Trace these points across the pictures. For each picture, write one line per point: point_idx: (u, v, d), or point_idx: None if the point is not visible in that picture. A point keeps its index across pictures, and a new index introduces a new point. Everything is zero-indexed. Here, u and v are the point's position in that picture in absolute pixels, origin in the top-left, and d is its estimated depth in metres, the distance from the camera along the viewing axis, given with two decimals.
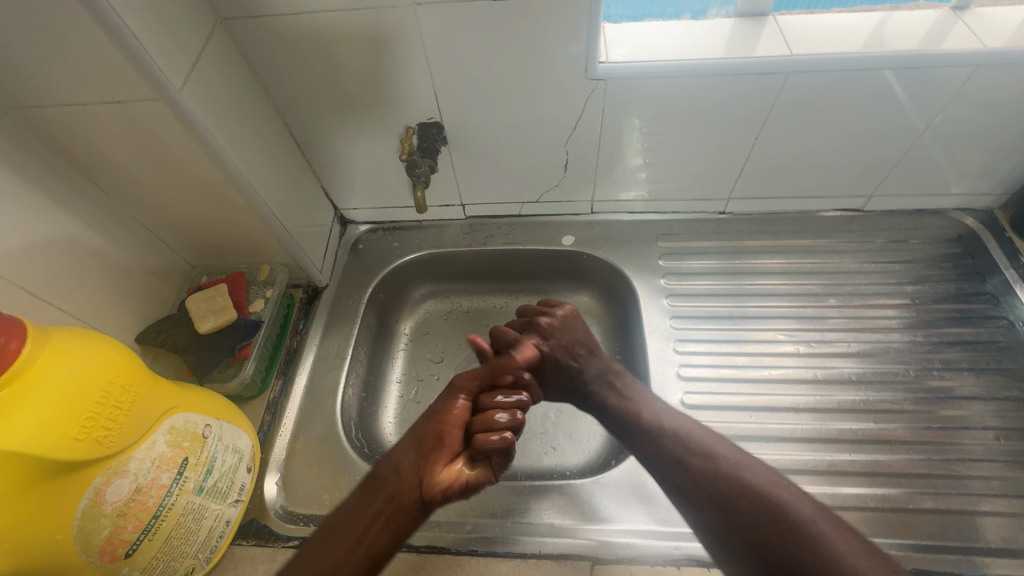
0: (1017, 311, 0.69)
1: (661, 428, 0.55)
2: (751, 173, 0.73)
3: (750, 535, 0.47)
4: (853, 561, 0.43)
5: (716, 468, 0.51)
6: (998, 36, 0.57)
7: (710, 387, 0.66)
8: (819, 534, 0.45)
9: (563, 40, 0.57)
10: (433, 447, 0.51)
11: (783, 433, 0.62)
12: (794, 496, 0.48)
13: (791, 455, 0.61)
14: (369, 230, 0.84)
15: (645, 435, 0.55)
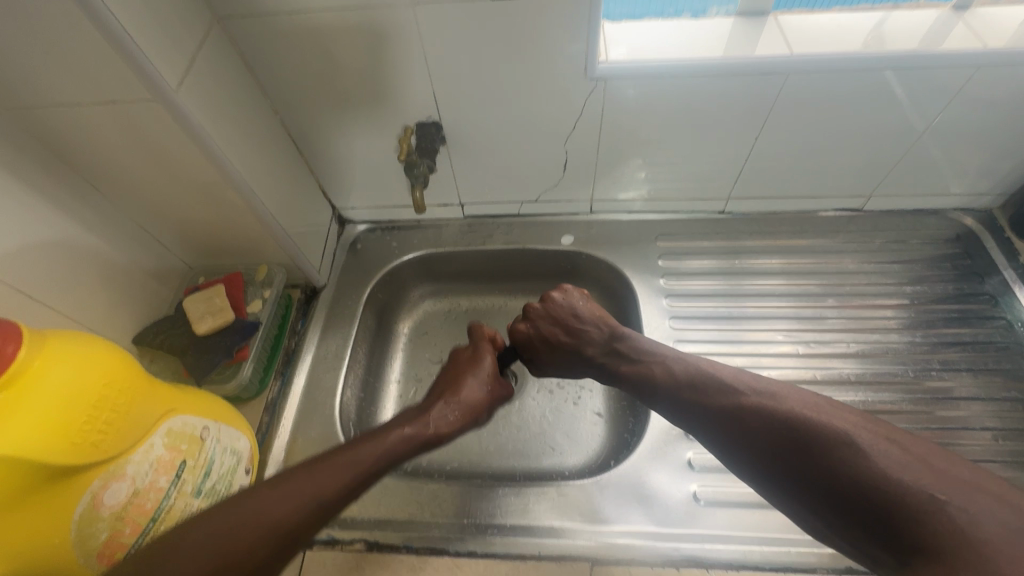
0: (1015, 311, 0.69)
1: (671, 375, 0.54)
2: (750, 172, 0.73)
3: (784, 467, 0.44)
4: (898, 472, 0.38)
5: (735, 402, 0.48)
6: (998, 36, 0.57)
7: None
8: (853, 450, 0.40)
9: (562, 39, 0.56)
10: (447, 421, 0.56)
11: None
12: (833, 412, 0.44)
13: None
14: (367, 230, 0.84)
15: (659, 384, 0.55)
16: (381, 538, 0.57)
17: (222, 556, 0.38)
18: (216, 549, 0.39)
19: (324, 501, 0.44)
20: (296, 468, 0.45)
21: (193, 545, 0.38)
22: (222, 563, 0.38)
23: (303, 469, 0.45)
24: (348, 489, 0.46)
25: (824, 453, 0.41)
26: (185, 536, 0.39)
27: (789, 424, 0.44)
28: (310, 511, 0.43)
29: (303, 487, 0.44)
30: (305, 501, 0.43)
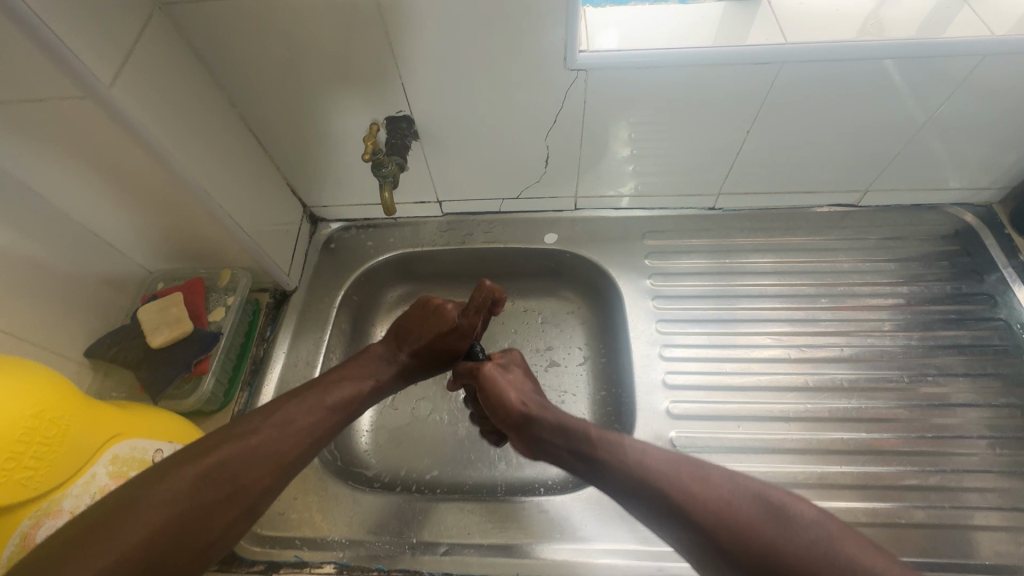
0: (1014, 311, 0.67)
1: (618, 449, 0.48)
2: (742, 167, 0.69)
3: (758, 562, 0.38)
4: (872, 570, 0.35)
5: (687, 487, 0.44)
6: (1005, 21, 0.53)
7: (697, 394, 0.64)
8: (832, 539, 0.38)
9: (538, 27, 0.52)
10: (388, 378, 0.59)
11: (772, 444, 0.60)
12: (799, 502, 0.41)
13: (780, 467, 0.59)
14: (341, 228, 0.80)
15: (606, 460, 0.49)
16: (352, 559, 0.54)
17: (234, 486, 0.43)
18: (229, 480, 0.43)
19: (314, 442, 0.50)
20: (291, 407, 0.49)
21: (207, 475, 0.42)
22: (233, 490, 0.43)
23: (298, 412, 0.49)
24: (329, 432, 0.52)
25: (796, 543, 0.38)
26: (196, 468, 0.42)
27: (750, 511, 0.41)
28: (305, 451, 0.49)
29: (301, 428, 0.48)
30: (302, 441, 0.48)
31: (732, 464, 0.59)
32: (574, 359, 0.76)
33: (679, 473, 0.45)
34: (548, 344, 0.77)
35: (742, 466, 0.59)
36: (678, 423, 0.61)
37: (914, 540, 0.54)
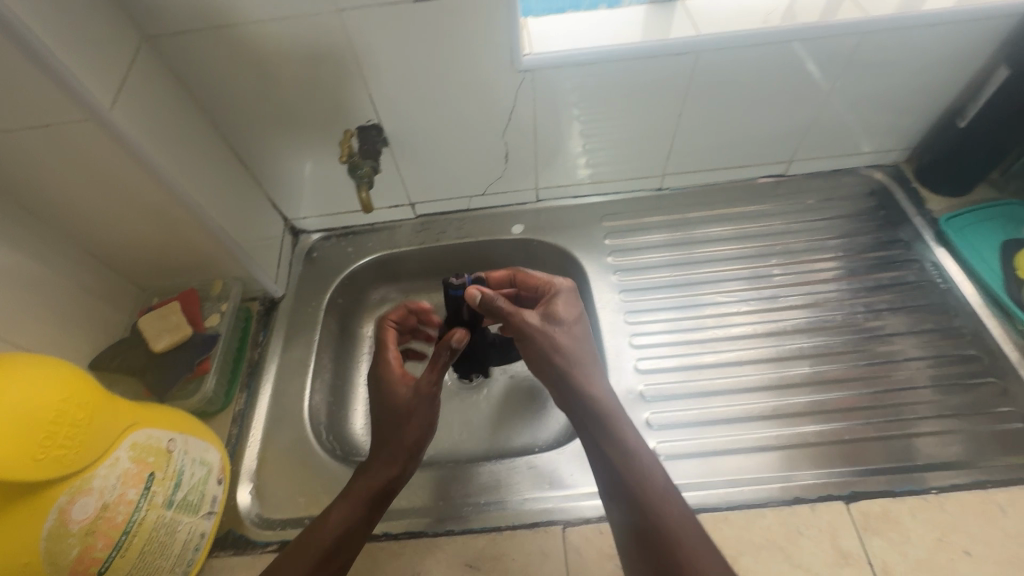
0: (927, 253, 0.75)
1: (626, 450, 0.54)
2: (680, 148, 0.77)
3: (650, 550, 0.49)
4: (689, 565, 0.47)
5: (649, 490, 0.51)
6: (878, 4, 0.63)
7: (661, 353, 0.70)
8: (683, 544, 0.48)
9: (485, 38, 0.60)
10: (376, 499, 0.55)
11: (732, 388, 0.67)
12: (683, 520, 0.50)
13: (741, 405, 0.65)
14: (321, 238, 0.85)
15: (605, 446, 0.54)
16: None
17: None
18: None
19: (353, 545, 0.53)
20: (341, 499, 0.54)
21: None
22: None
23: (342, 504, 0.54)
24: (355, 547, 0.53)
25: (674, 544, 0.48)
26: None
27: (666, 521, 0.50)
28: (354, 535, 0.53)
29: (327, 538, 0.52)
30: (354, 530, 0.53)
31: (697, 407, 0.65)
32: None
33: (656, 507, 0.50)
34: None
35: (707, 407, 0.65)
36: (646, 378, 0.68)
37: (862, 452, 0.61)
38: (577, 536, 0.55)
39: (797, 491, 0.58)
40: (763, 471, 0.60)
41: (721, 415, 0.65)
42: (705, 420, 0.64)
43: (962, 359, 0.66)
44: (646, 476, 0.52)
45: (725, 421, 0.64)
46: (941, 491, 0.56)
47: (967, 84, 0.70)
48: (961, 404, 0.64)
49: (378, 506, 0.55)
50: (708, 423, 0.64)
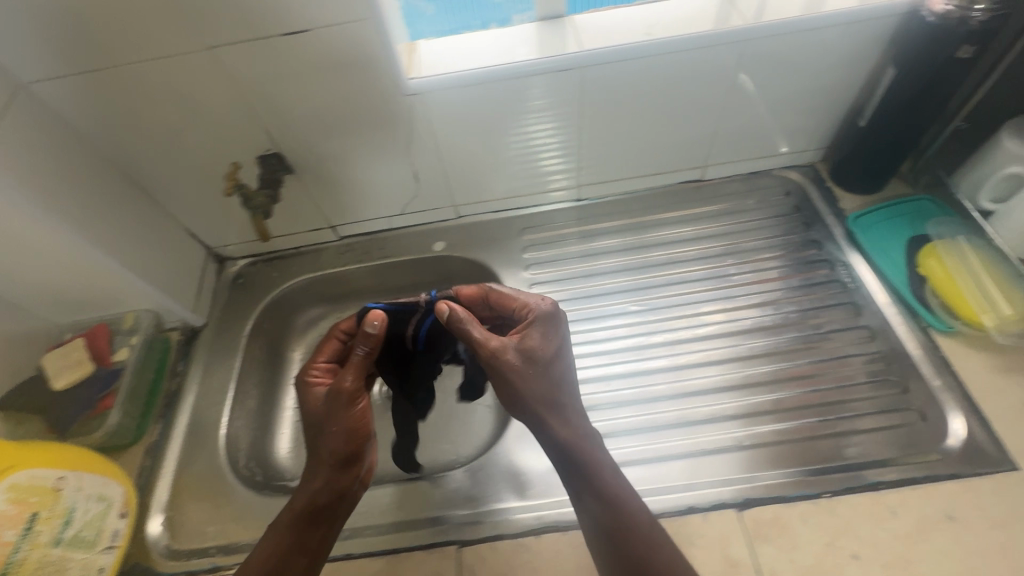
0: (835, 252, 0.74)
1: (614, 486, 0.52)
2: (589, 159, 0.78)
3: None
4: None
5: (639, 529, 0.50)
6: (757, 11, 0.64)
7: (614, 357, 0.70)
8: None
9: (366, 64, 0.61)
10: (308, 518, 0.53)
11: (695, 389, 0.66)
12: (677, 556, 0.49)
13: (705, 407, 0.65)
14: (247, 264, 0.86)
15: (596, 483, 0.52)
16: None
17: None
18: None
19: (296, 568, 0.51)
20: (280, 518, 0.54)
21: None
22: None
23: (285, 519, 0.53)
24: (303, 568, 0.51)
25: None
26: None
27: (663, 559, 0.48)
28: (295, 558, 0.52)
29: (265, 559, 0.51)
30: (298, 552, 0.52)
31: (602, 419, 0.64)
32: None
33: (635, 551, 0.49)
34: None
35: (612, 419, 0.64)
36: (604, 385, 0.67)
37: (763, 456, 0.60)
38: (471, 554, 0.56)
39: (693, 499, 0.57)
40: (662, 483, 0.59)
41: (624, 426, 0.63)
42: (610, 432, 0.63)
43: (867, 358, 0.65)
44: (620, 518, 0.50)
45: (629, 433, 0.63)
46: (833, 495, 0.55)
47: (863, 85, 0.71)
48: (861, 403, 0.62)
49: (314, 527, 0.53)
50: (614, 435, 0.63)
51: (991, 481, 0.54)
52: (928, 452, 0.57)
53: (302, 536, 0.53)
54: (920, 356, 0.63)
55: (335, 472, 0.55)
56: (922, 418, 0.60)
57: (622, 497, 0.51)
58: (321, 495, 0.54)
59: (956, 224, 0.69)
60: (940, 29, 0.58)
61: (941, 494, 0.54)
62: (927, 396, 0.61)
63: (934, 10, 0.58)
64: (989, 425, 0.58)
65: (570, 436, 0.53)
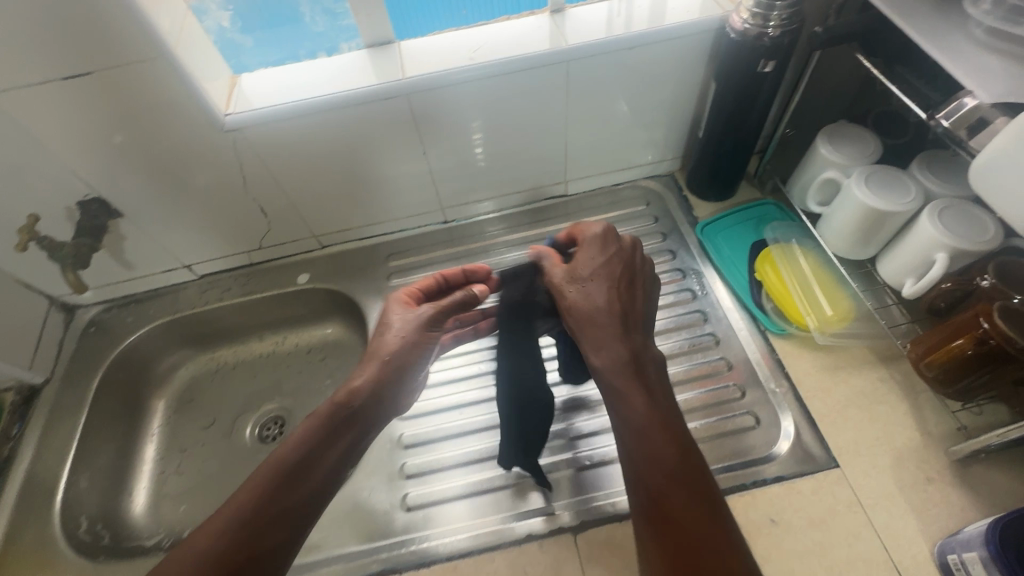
0: (686, 260, 0.76)
1: (651, 406, 0.43)
2: (445, 182, 0.77)
3: (677, 527, 0.38)
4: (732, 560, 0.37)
5: (681, 457, 0.41)
6: (581, 31, 0.64)
7: None
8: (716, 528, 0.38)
9: (174, 101, 0.58)
10: (294, 469, 0.44)
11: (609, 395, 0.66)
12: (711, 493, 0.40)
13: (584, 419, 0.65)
14: (100, 310, 0.81)
15: (631, 400, 0.43)
16: None
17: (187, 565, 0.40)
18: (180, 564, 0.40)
19: (267, 520, 0.42)
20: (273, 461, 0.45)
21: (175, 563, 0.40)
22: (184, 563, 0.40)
23: (268, 469, 0.44)
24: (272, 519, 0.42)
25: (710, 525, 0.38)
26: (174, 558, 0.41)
27: (695, 493, 0.40)
28: (273, 515, 0.43)
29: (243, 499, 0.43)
30: (275, 504, 0.43)
31: (452, 448, 0.64)
32: None
33: (664, 485, 0.40)
34: (330, 376, 0.83)
35: (462, 448, 0.64)
36: (489, 402, 0.68)
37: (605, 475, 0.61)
38: None
39: (532, 526, 0.58)
40: (504, 510, 0.59)
41: (474, 455, 0.64)
42: (459, 461, 0.63)
43: (710, 364, 0.66)
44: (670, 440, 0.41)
45: (477, 461, 0.63)
46: None
47: (698, 94, 0.73)
48: (701, 411, 0.63)
49: (294, 483, 0.44)
50: (462, 464, 0.63)
51: (814, 481, 0.56)
52: (758, 457, 0.59)
53: (281, 483, 0.44)
54: (757, 361, 0.65)
55: (347, 406, 0.48)
56: (757, 423, 0.61)
57: (657, 425, 0.42)
58: (334, 432, 0.47)
59: (793, 229, 0.73)
60: (739, 45, 0.59)
61: (767, 498, 0.55)
62: (762, 400, 0.63)
63: (734, 29, 0.59)
64: (815, 425, 0.60)
65: (608, 356, 0.46)
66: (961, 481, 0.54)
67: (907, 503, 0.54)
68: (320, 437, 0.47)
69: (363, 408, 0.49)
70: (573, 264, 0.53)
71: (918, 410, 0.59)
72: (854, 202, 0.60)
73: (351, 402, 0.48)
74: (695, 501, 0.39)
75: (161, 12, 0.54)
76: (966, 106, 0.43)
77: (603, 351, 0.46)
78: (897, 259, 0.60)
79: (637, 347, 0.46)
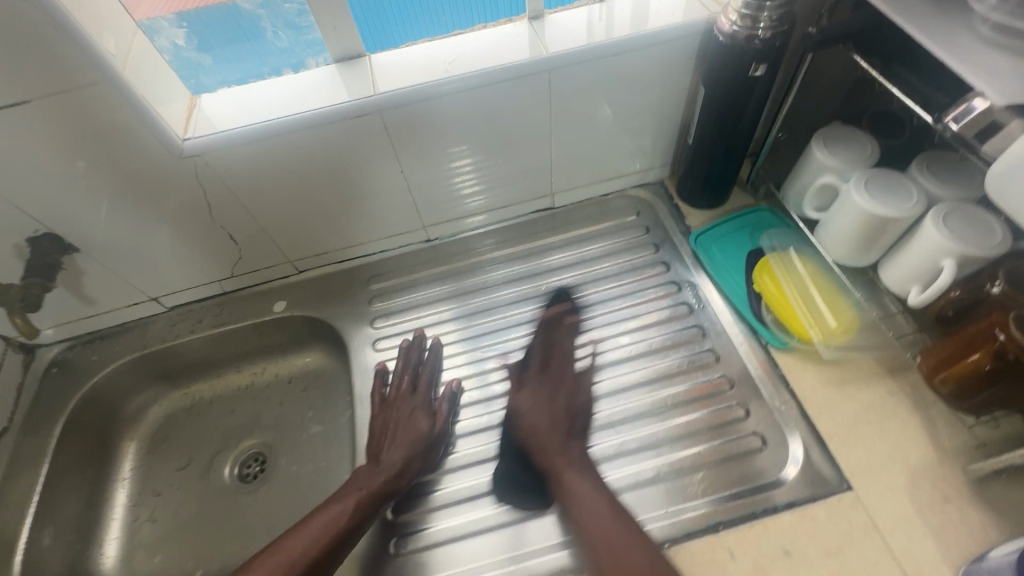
0: (680, 272, 0.73)
1: (589, 476, 0.57)
2: (425, 200, 0.74)
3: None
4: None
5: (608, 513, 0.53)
6: (561, 38, 0.61)
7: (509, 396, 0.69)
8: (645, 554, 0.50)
9: (127, 126, 0.54)
10: (345, 525, 0.56)
11: (599, 421, 0.64)
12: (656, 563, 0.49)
13: None
14: (63, 349, 0.75)
15: (574, 484, 0.57)
16: None
17: None
18: None
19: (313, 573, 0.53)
20: (322, 512, 0.56)
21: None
22: None
23: (316, 525, 0.55)
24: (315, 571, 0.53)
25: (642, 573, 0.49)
26: None
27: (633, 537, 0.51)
28: (318, 560, 0.53)
29: (297, 547, 0.53)
30: (324, 552, 0.54)
31: (444, 486, 0.62)
32: (339, 415, 0.77)
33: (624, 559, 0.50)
34: (312, 408, 0.78)
35: (454, 485, 0.62)
36: (482, 433, 0.66)
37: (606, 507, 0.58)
38: None
39: (529, 569, 0.55)
40: (499, 553, 0.57)
41: (467, 495, 0.61)
42: (451, 500, 0.61)
43: (710, 383, 0.63)
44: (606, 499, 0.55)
45: (470, 499, 0.61)
46: (671, 544, 0.53)
47: (687, 99, 0.70)
48: (704, 433, 0.60)
49: (343, 540, 0.55)
50: (455, 503, 0.61)
51: (826, 505, 0.53)
52: (766, 482, 0.56)
53: (335, 540, 0.55)
54: (761, 377, 0.62)
55: (389, 480, 0.59)
56: (763, 444, 0.58)
57: (612, 512, 0.53)
58: (367, 510, 0.57)
59: (788, 236, 0.71)
60: (730, 49, 0.56)
61: (779, 527, 0.52)
62: (767, 419, 0.60)
63: (722, 31, 0.56)
64: (825, 444, 0.57)
65: (567, 474, 0.58)
66: (981, 499, 0.51)
67: (925, 525, 0.51)
68: (361, 511, 0.57)
69: (394, 484, 0.59)
70: (518, 392, 0.67)
71: (931, 424, 0.56)
72: (854, 208, 0.57)
73: (386, 478, 0.59)
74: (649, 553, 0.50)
75: (103, 34, 0.50)
76: (976, 108, 0.40)
77: (561, 471, 0.58)
78: (901, 267, 0.57)
79: (577, 453, 0.60)
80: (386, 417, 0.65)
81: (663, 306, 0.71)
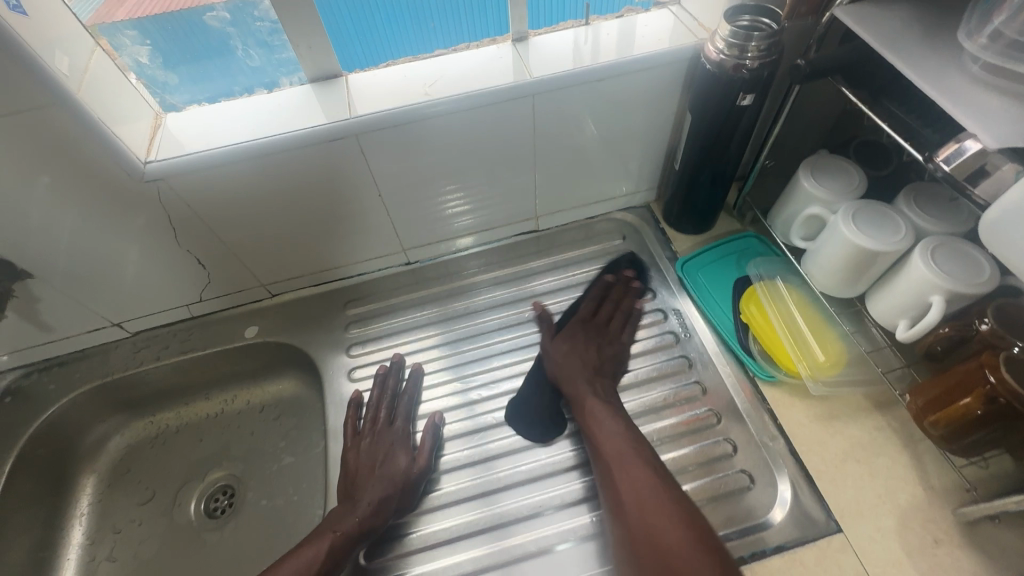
0: (665, 300, 0.72)
1: (594, 421, 0.59)
2: (404, 223, 0.71)
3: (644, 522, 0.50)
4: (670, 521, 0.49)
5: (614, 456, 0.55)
6: (546, 62, 0.59)
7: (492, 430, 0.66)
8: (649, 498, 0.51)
9: (83, 147, 0.50)
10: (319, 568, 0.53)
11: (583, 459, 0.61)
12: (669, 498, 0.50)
13: (565, 487, 0.60)
14: (18, 376, 0.70)
15: (591, 426, 0.59)
16: None
17: None
18: None
19: None
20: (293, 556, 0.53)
21: None
22: None
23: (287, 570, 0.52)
24: None
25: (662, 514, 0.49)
26: None
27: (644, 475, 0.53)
28: None
29: None
30: None
31: (421, 528, 0.59)
32: (313, 446, 0.74)
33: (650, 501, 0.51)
34: (285, 439, 0.75)
35: (431, 527, 0.59)
36: (462, 469, 0.63)
37: (592, 550, 0.56)
38: None
39: None
40: None
41: (446, 536, 0.58)
42: (428, 543, 0.58)
43: (697, 418, 0.62)
44: (610, 449, 0.56)
45: (449, 542, 0.58)
46: None
47: (673, 124, 0.69)
48: (692, 471, 0.58)
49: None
50: (432, 547, 0.58)
51: (816, 550, 0.51)
52: (754, 523, 0.54)
53: None
54: (748, 411, 0.61)
55: (368, 517, 0.56)
56: (752, 483, 0.57)
57: (632, 442, 0.56)
58: (346, 549, 0.54)
59: (777, 264, 0.69)
60: (718, 78, 0.55)
61: (766, 572, 0.51)
62: (756, 457, 0.58)
63: (709, 59, 0.55)
64: (814, 484, 0.55)
65: (589, 400, 0.61)
66: (971, 543, 0.50)
67: (916, 572, 0.50)
68: (338, 552, 0.54)
69: (375, 521, 0.57)
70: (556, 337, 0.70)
71: (920, 463, 0.55)
72: (842, 240, 0.56)
73: (364, 516, 0.56)
74: (662, 487, 0.51)
75: (55, 52, 0.47)
76: (968, 150, 0.39)
77: (594, 429, 0.59)
78: (887, 300, 0.56)
79: (604, 386, 0.63)
80: (357, 455, 0.62)
81: (613, 284, 0.74)
